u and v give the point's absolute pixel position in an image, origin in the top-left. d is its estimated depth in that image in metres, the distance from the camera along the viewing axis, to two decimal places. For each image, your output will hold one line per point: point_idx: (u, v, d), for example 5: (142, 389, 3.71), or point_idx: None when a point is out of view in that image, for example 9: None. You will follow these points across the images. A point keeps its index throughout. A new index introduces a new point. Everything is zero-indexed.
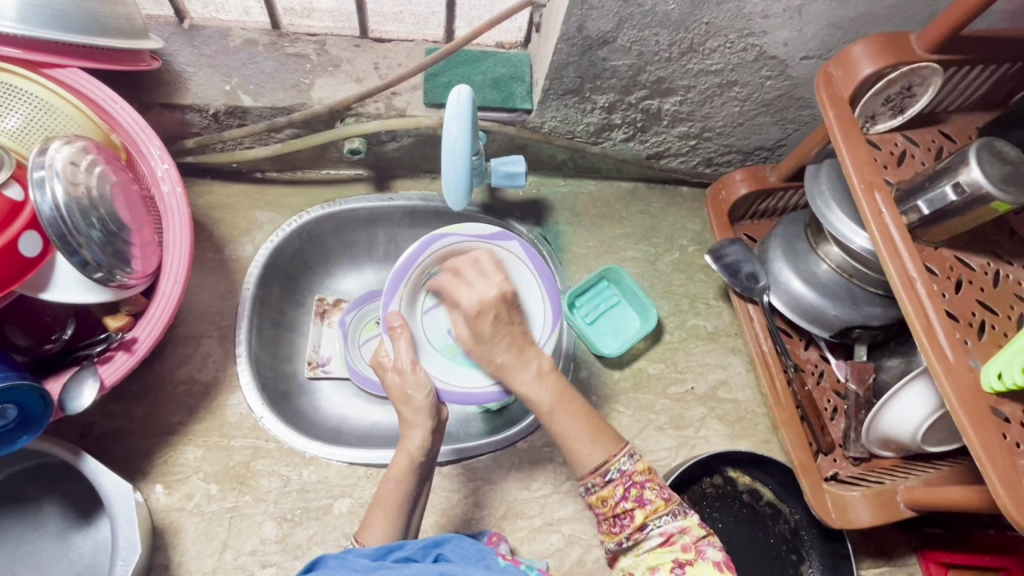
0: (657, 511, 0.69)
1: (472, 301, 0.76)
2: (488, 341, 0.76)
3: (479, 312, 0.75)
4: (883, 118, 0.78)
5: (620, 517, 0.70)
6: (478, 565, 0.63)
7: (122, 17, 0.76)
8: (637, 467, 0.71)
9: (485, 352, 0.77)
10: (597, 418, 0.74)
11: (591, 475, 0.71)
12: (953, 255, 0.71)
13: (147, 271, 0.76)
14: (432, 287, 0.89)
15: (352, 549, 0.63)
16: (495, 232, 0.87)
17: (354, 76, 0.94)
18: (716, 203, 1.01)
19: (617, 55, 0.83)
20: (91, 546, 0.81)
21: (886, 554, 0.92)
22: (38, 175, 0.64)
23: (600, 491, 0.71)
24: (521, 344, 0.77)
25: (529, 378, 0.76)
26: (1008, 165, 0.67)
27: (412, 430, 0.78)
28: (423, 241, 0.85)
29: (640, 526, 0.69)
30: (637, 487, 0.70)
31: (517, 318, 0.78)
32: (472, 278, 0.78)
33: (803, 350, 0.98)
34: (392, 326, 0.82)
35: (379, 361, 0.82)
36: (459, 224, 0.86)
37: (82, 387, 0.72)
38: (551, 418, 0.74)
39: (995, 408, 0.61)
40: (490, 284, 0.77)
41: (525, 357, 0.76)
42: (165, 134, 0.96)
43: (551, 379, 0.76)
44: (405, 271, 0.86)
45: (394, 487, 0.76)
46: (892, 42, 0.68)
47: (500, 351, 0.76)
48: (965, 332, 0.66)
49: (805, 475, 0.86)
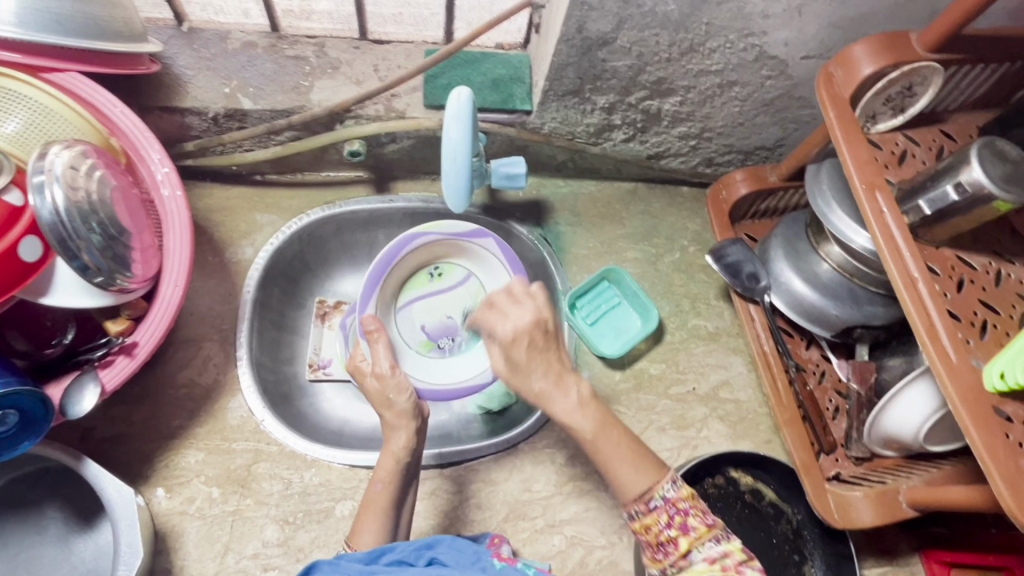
0: (702, 537, 0.63)
1: (507, 329, 0.65)
2: (524, 371, 0.65)
3: (515, 339, 0.64)
4: (883, 118, 0.77)
5: (665, 545, 0.64)
6: (474, 567, 0.61)
7: (121, 21, 0.75)
8: (682, 493, 0.65)
9: (523, 383, 0.66)
10: (638, 444, 0.68)
11: (635, 501, 0.65)
12: (954, 254, 0.71)
13: (147, 275, 0.76)
14: (407, 287, 1.04)
15: (343, 554, 0.62)
16: (468, 231, 0.98)
17: (354, 78, 0.94)
18: (717, 204, 1.01)
19: (617, 56, 0.83)
20: (92, 551, 0.81)
21: (888, 553, 0.92)
22: (38, 180, 0.65)
23: (643, 518, 0.65)
24: (562, 372, 0.66)
25: (572, 406, 0.66)
26: (1009, 163, 0.67)
27: (395, 432, 0.79)
28: (399, 241, 0.96)
29: (684, 555, 0.63)
30: (681, 514, 0.64)
31: (556, 346, 0.67)
32: (506, 306, 0.67)
33: (804, 350, 0.97)
34: (369, 331, 0.83)
35: (357, 366, 0.83)
36: (436, 224, 0.98)
37: (83, 393, 0.71)
38: (594, 444, 0.66)
39: (998, 407, 0.61)
40: (523, 309, 0.66)
41: (565, 388, 0.66)
42: (164, 137, 0.96)
43: (593, 408, 0.66)
44: (379, 275, 0.96)
45: (381, 489, 0.77)
46: (892, 41, 0.68)
47: (538, 380, 0.65)
48: (967, 332, 0.66)
49: (807, 475, 0.86)
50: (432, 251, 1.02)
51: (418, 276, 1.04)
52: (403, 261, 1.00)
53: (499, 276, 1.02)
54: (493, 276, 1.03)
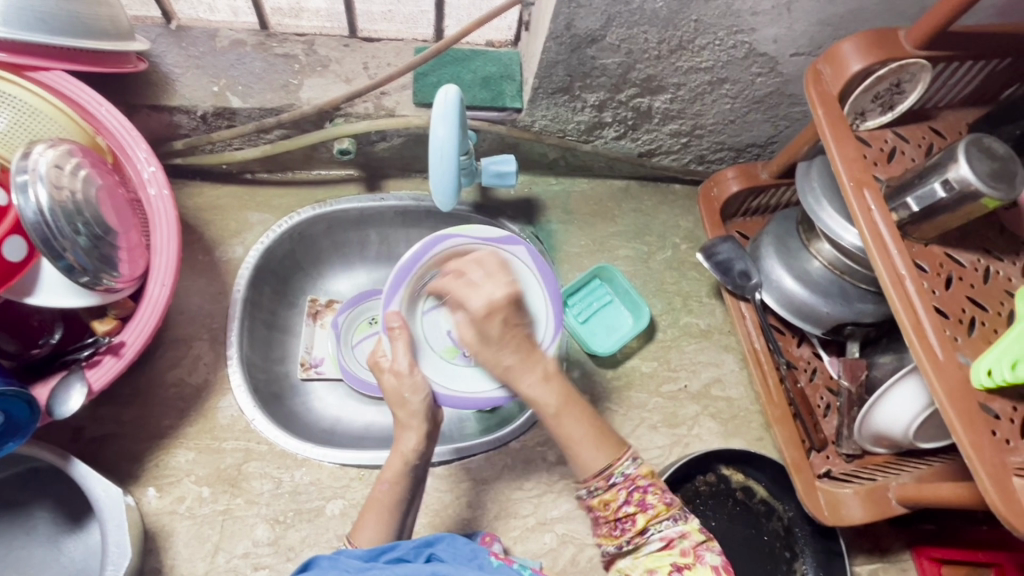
0: (659, 516, 0.65)
1: (481, 302, 0.72)
2: (494, 344, 0.72)
3: (488, 314, 0.71)
4: (872, 115, 0.77)
5: (622, 521, 0.66)
6: (472, 564, 0.63)
7: (107, 19, 0.75)
8: (641, 472, 0.68)
9: (492, 355, 0.73)
10: (601, 424, 0.70)
11: (594, 477, 0.67)
12: (943, 252, 0.71)
13: (134, 275, 0.75)
14: (433, 286, 0.87)
15: (345, 550, 0.63)
16: (502, 237, 0.85)
17: (343, 76, 0.94)
18: (708, 203, 1.01)
19: (606, 53, 0.82)
20: (82, 551, 0.81)
21: (879, 550, 0.92)
22: (21, 180, 0.64)
23: (602, 494, 0.67)
24: (528, 347, 0.73)
25: (536, 381, 0.72)
26: (997, 161, 0.66)
27: (406, 433, 0.78)
28: (428, 242, 0.84)
29: (641, 531, 0.65)
30: (640, 492, 0.66)
31: (523, 323, 0.74)
32: (478, 278, 0.74)
33: (796, 347, 0.97)
34: (392, 326, 0.82)
35: (376, 361, 0.83)
36: (467, 226, 0.85)
37: (70, 392, 0.71)
38: (557, 423, 0.70)
39: (985, 404, 0.62)
40: (496, 284, 0.73)
41: (531, 362, 0.73)
42: (153, 136, 0.95)
43: (557, 383, 0.72)
44: (407, 272, 0.84)
45: (386, 489, 0.76)
46: (880, 38, 0.68)
47: (507, 355, 0.72)
48: (955, 329, 0.67)
49: (798, 474, 0.86)
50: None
51: None
52: None
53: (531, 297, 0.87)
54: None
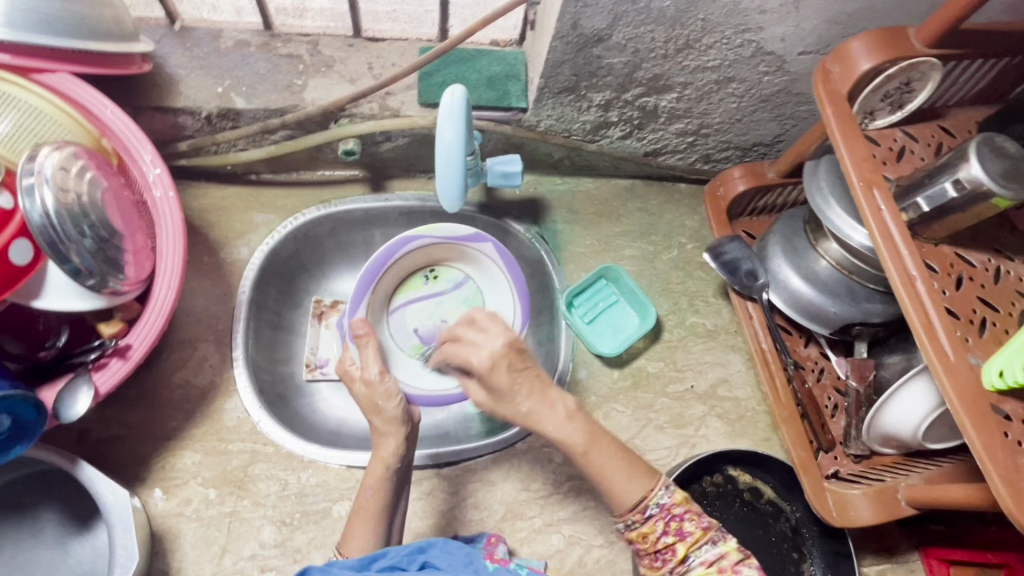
0: (697, 541, 0.64)
1: (480, 362, 0.67)
2: (508, 394, 0.67)
3: (492, 368, 0.66)
4: (881, 114, 0.77)
5: (662, 552, 0.65)
6: (467, 569, 0.61)
7: (112, 20, 0.75)
8: (676, 499, 0.66)
9: (510, 408, 0.69)
10: (629, 452, 0.69)
11: (630, 511, 0.66)
12: (953, 252, 0.70)
13: (140, 277, 0.75)
14: (399, 290, 1.02)
15: (334, 561, 0.62)
16: (468, 235, 0.97)
17: (348, 76, 0.93)
18: (715, 202, 1.00)
19: (612, 53, 0.82)
20: (89, 553, 0.81)
21: (887, 551, 0.92)
22: (28, 182, 0.64)
23: (639, 527, 0.66)
24: (543, 386, 0.69)
25: (559, 421, 0.68)
26: (1009, 160, 0.66)
27: (384, 439, 0.78)
28: (395, 243, 0.95)
29: (682, 561, 0.64)
30: (677, 521, 0.65)
31: (532, 363, 0.69)
32: (473, 336, 0.69)
33: (803, 347, 0.97)
34: (358, 335, 0.82)
35: (345, 370, 0.81)
36: (432, 226, 0.96)
37: (77, 395, 0.71)
38: (586, 458, 0.68)
39: (997, 406, 0.61)
40: (492, 337, 0.67)
41: (550, 401, 0.69)
42: (158, 137, 0.95)
43: (580, 418, 0.69)
44: (372, 276, 0.95)
45: (371, 496, 0.77)
46: (890, 37, 0.68)
47: (523, 400, 0.68)
48: (966, 330, 0.66)
49: (806, 474, 0.85)
50: (428, 253, 1.00)
51: (412, 279, 1.03)
52: (397, 264, 0.98)
53: (498, 284, 1.02)
54: (489, 278, 1.03)
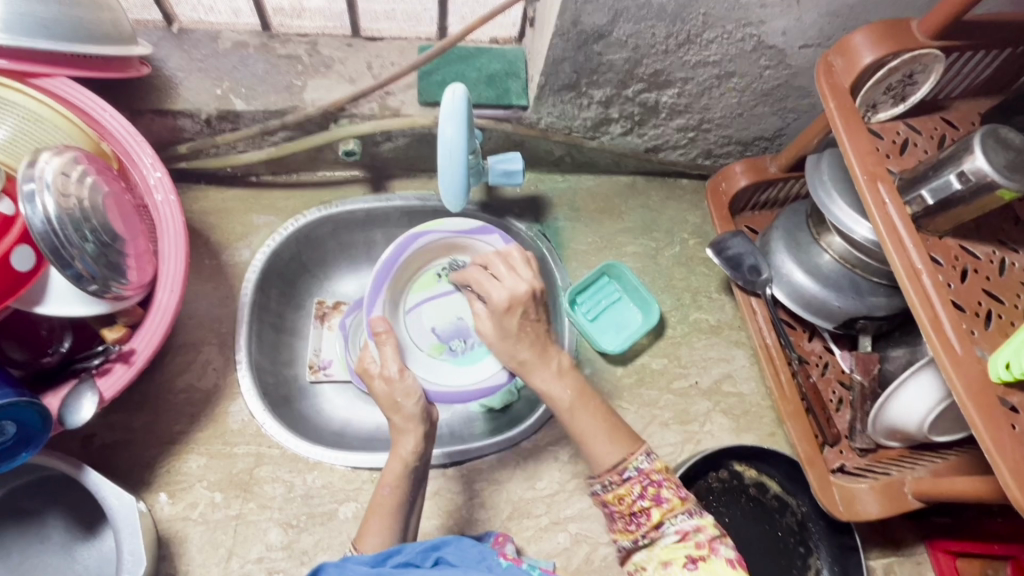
0: (673, 509, 0.63)
1: (500, 293, 0.73)
2: (514, 337, 0.72)
3: (509, 306, 0.72)
4: (883, 107, 0.77)
5: (637, 516, 0.64)
6: (481, 567, 0.62)
7: (109, 23, 0.74)
8: (656, 466, 0.65)
9: (509, 350, 0.72)
10: (613, 418, 0.70)
11: (608, 472, 0.66)
12: (958, 244, 0.70)
13: (142, 282, 0.75)
14: (413, 288, 1.02)
15: (348, 557, 0.62)
16: (473, 228, 0.98)
17: (347, 76, 0.93)
18: (716, 196, 1.00)
19: (613, 49, 0.81)
20: (95, 558, 0.80)
21: (894, 544, 0.92)
22: (28, 188, 0.64)
23: (617, 489, 0.65)
24: (546, 344, 0.73)
25: (550, 376, 0.71)
26: (1012, 152, 0.66)
27: (404, 437, 0.78)
28: (401, 243, 0.96)
29: (657, 526, 0.63)
30: (655, 486, 0.64)
31: (541, 319, 0.74)
32: (503, 273, 0.76)
33: (807, 342, 0.97)
34: (377, 331, 0.83)
35: (365, 367, 0.81)
36: (439, 222, 0.97)
37: (82, 401, 0.71)
38: (571, 416, 0.69)
39: (1004, 398, 0.61)
40: (518, 278, 0.75)
41: (548, 358, 0.72)
42: (156, 140, 0.95)
43: (570, 377, 0.71)
44: (386, 273, 0.96)
45: (388, 493, 0.76)
46: (893, 29, 0.67)
47: (523, 349, 0.71)
48: (972, 322, 0.66)
49: (812, 468, 0.85)
50: (441, 250, 1.01)
51: (426, 278, 1.02)
52: (409, 262, 0.99)
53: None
54: None
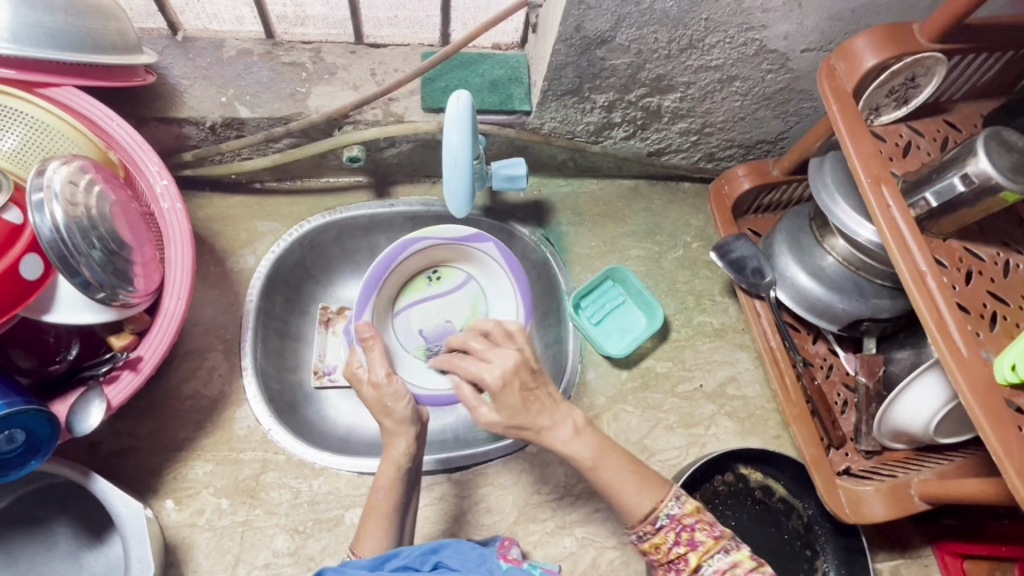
0: (710, 551, 0.63)
1: (492, 377, 0.67)
2: (522, 413, 0.66)
3: (505, 382, 0.66)
4: (886, 110, 0.76)
5: (675, 563, 0.64)
6: (480, 569, 0.62)
7: (116, 33, 0.75)
8: (687, 509, 0.65)
9: (524, 425, 0.67)
10: (638, 465, 0.68)
11: (642, 523, 0.65)
12: (961, 246, 0.70)
13: (149, 289, 0.75)
14: (404, 290, 1.02)
15: (348, 562, 0.62)
16: (467, 235, 0.97)
17: (351, 83, 0.93)
18: (719, 199, 1.00)
19: (616, 54, 0.82)
20: (102, 565, 0.80)
21: (901, 547, 0.92)
22: (37, 197, 0.64)
23: (652, 538, 0.65)
24: (554, 404, 0.68)
25: (569, 436, 0.67)
26: (1016, 154, 0.66)
27: (395, 439, 0.78)
28: (395, 250, 0.95)
29: (695, 569, 0.63)
30: (688, 530, 0.64)
31: (540, 388, 0.68)
32: (486, 353, 0.70)
33: (811, 344, 0.97)
34: (363, 337, 0.81)
35: (354, 372, 0.80)
36: (431, 229, 0.96)
37: (89, 408, 0.71)
38: (596, 473, 0.67)
39: (1011, 400, 0.61)
40: (502, 356, 0.69)
41: (561, 417, 0.68)
42: (161, 147, 0.95)
43: (588, 433, 0.68)
44: (377, 280, 0.95)
45: (383, 496, 0.76)
46: (895, 33, 0.68)
47: (535, 417, 0.67)
48: (977, 324, 0.66)
49: (818, 471, 0.85)
50: (433, 253, 1.00)
51: (417, 280, 1.03)
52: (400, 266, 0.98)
53: (500, 283, 1.02)
54: (494, 282, 1.03)
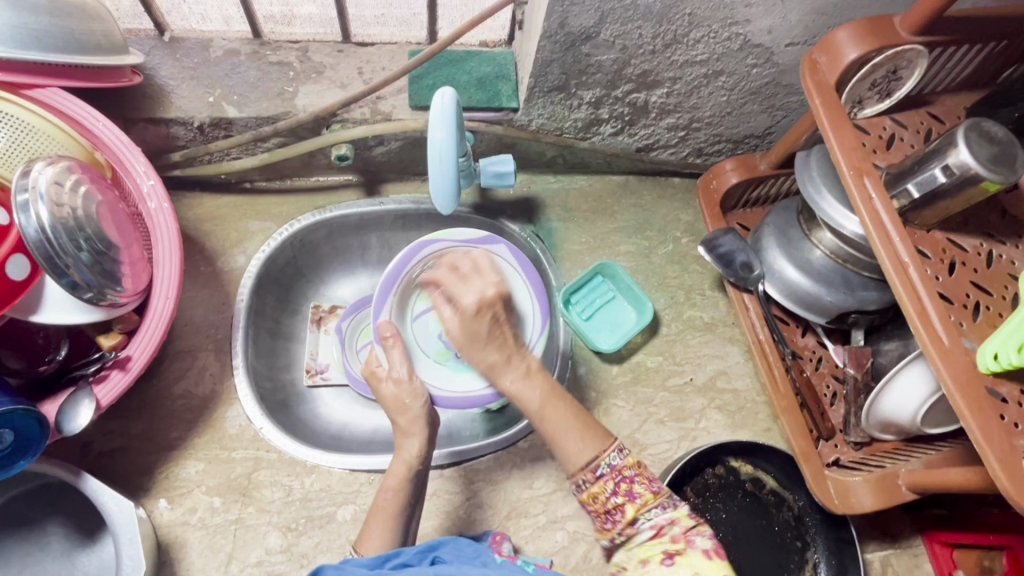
0: (647, 504, 0.63)
1: (468, 298, 0.76)
2: (480, 340, 0.75)
3: (478, 311, 0.75)
4: (869, 103, 0.78)
5: (612, 513, 0.64)
6: (476, 562, 0.63)
7: (101, 33, 0.75)
8: (628, 461, 0.66)
9: (477, 353, 0.76)
10: (586, 416, 0.70)
11: (582, 470, 0.66)
12: (945, 237, 0.71)
13: (138, 289, 0.75)
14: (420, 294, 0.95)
15: (349, 560, 0.63)
16: (481, 237, 0.92)
17: (338, 81, 0.94)
18: (708, 195, 1.00)
19: (601, 50, 0.82)
20: (95, 565, 0.81)
21: (891, 537, 0.92)
22: (22, 199, 0.64)
23: (591, 488, 0.65)
24: (513, 347, 0.76)
25: (519, 377, 0.74)
26: (996, 145, 0.66)
27: (408, 439, 0.79)
28: (411, 250, 0.90)
29: (632, 522, 0.63)
30: (628, 482, 0.64)
31: (502, 322, 0.77)
32: (467, 276, 0.79)
33: (800, 337, 0.98)
34: (385, 336, 0.84)
35: (372, 371, 0.84)
36: (448, 231, 0.91)
37: (79, 408, 0.72)
38: (542, 417, 0.71)
39: (993, 388, 0.61)
40: (482, 284, 0.78)
41: (515, 359, 0.75)
42: (150, 147, 0.95)
43: (539, 378, 0.75)
44: (391, 283, 0.90)
45: (390, 497, 0.75)
46: (875, 25, 0.68)
47: (489, 351, 0.75)
48: (960, 314, 0.66)
49: (807, 463, 0.85)
50: None
51: None
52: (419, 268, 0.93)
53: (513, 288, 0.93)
54: None
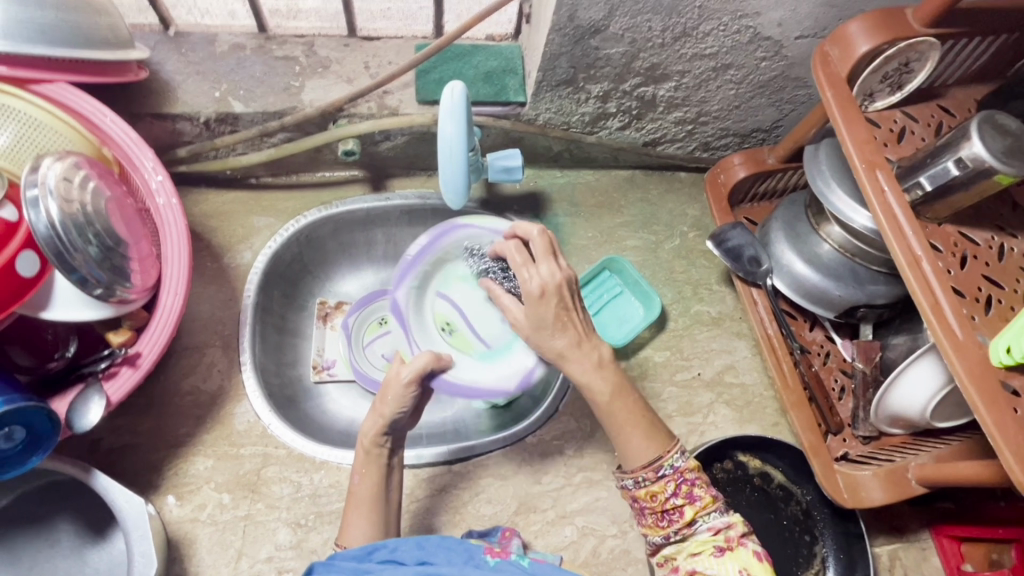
0: (706, 507, 0.66)
1: (532, 284, 0.70)
2: (546, 327, 0.70)
3: (543, 294, 0.70)
4: (880, 96, 0.76)
5: (669, 513, 0.67)
6: (467, 565, 0.62)
7: (106, 28, 0.75)
8: (691, 464, 0.68)
9: (544, 340, 0.70)
10: (651, 414, 0.71)
11: (643, 468, 0.67)
12: (956, 231, 0.71)
13: (146, 285, 0.75)
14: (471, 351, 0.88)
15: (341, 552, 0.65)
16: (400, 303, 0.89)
17: (345, 76, 0.93)
18: (715, 188, 1.00)
19: (610, 43, 0.82)
20: (106, 561, 0.81)
21: (899, 531, 0.92)
22: (31, 194, 0.64)
23: (650, 486, 0.67)
24: (584, 335, 0.72)
25: (591, 370, 0.70)
26: (1010, 137, 0.66)
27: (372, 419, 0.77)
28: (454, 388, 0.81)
29: (689, 523, 0.66)
30: (688, 484, 0.67)
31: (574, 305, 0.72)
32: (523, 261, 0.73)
33: (808, 331, 0.97)
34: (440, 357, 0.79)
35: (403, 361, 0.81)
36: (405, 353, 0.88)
37: (89, 405, 0.71)
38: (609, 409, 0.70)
39: (1006, 381, 0.61)
40: (551, 266, 0.72)
41: (588, 349, 0.71)
42: (156, 143, 0.94)
43: (610, 369, 0.71)
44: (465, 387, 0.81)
45: (359, 482, 0.76)
46: (889, 17, 0.68)
47: (554, 337, 0.70)
48: (972, 308, 0.66)
49: (816, 457, 0.86)
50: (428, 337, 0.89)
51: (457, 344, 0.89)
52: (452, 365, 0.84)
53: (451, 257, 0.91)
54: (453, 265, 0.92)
